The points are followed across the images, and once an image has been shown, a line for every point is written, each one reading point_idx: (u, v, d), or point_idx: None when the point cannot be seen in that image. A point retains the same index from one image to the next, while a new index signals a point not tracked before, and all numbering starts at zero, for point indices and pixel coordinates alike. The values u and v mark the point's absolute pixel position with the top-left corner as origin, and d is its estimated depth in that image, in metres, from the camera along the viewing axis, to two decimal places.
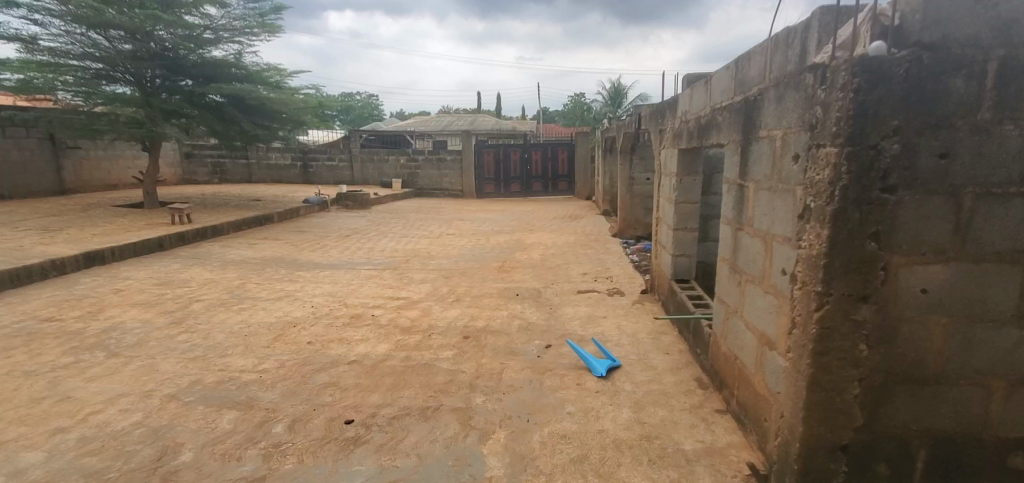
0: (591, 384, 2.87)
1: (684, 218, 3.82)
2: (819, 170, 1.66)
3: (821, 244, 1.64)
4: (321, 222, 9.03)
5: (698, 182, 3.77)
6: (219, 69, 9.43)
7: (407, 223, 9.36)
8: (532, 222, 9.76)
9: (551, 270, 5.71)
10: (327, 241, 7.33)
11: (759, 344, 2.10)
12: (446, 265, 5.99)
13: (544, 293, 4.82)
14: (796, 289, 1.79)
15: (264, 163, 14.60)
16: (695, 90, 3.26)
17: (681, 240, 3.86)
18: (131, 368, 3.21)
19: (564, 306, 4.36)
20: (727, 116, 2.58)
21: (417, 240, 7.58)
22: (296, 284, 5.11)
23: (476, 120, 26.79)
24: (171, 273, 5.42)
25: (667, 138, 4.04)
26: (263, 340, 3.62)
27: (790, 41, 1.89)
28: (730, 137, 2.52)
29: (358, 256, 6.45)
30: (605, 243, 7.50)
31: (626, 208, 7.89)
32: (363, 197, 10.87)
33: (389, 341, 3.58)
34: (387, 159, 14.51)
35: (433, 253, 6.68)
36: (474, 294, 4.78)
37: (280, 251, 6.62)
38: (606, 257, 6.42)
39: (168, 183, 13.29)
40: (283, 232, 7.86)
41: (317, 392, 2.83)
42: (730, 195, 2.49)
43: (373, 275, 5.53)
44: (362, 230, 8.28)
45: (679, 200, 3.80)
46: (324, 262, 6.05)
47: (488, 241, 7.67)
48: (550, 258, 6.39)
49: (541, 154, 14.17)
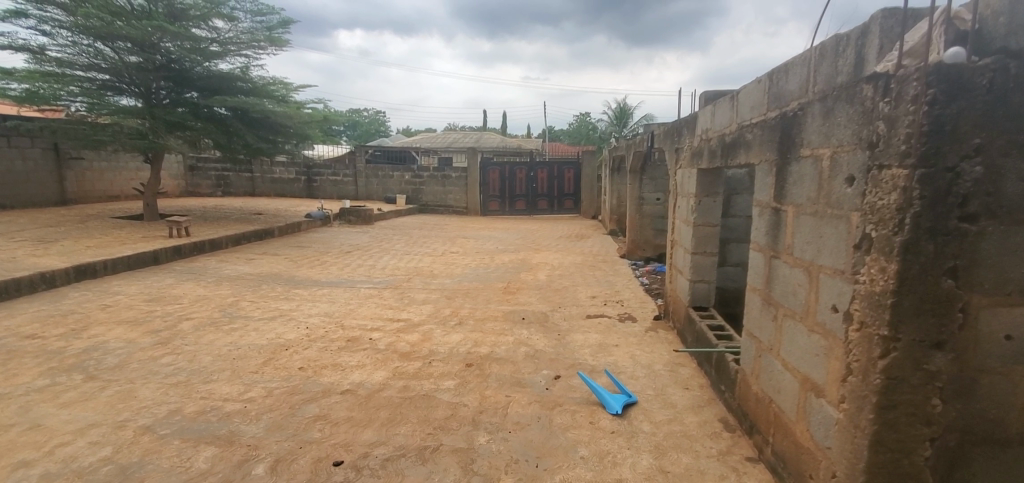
0: (606, 423, 2.61)
1: (702, 241, 3.58)
2: (883, 194, 1.44)
3: (885, 280, 1.42)
4: (323, 237, 8.84)
5: (718, 204, 3.54)
6: (224, 82, 9.36)
7: (410, 240, 9.16)
8: (537, 241, 9.53)
9: (559, 293, 5.47)
10: (326, 257, 7.12)
11: (801, 389, 1.86)
12: (449, 285, 5.76)
13: (552, 318, 4.56)
14: (852, 330, 1.56)
15: (267, 177, 14.49)
16: (717, 107, 3.06)
17: (699, 265, 3.62)
18: (107, 394, 2.97)
19: (573, 333, 4.11)
20: (757, 133, 2.38)
21: (419, 258, 7.36)
22: (292, 303, 4.88)
23: (482, 138, 26.78)
24: (163, 288, 5.21)
25: (684, 157, 3.83)
26: (252, 364, 3.38)
27: (841, 50, 1.69)
28: (762, 157, 2.31)
29: (358, 273, 6.22)
30: (613, 264, 7.27)
31: (635, 228, 7.67)
32: (366, 213, 10.70)
33: (386, 368, 3.34)
34: (392, 174, 14.41)
35: (436, 272, 6.47)
36: (478, 317, 4.54)
37: (278, 267, 6.40)
38: (615, 279, 6.18)
39: (170, 195, 13.19)
40: (282, 248, 7.66)
41: (305, 427, 2.58)
42: (763, 219, 2.27)
43: (373, 294, 5.30)
44: (363, 247, 8.08)
45: (697, 222, 3.57)
46: (322, 280, 5.83)
47: (492, 260, 7.44)
48: (557, 279, 6.16)
49: (547, 173, 14.03)
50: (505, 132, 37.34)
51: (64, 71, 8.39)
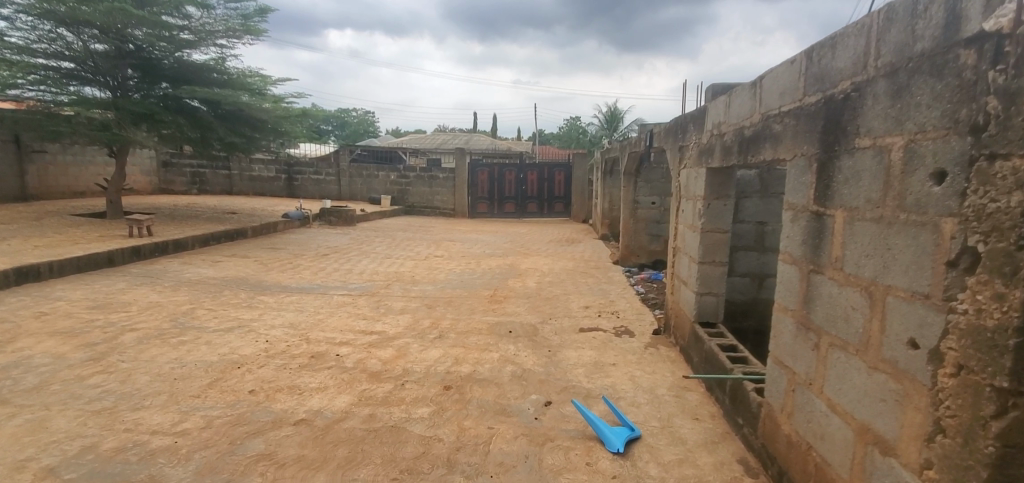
0: (607, 465, 2.21)
1: (711, 250, 3.20)
2: (1000, 195, 1.06)
3: (1003, 311, 1.03)
4: (300, 238, 8.36)
5: (729, 207, 3.15)
6: (199, 74, 8.88)
7: (393, 242, 8.71)
8: (527, 245, 9.12)
9: (548, 302, 5.07)
10: (301, 260, 6.65)
11: (859, 441, 1.48)
12: (430, 292, 5.33)
13: (542, 331, 4.15)
14: (946, 375, 1.18)
15: (246, 175, 13.89)
16: (732, 96, 2.69)
17: (707, 276, 3.23)
18: (15, 423, 2.49)
19: (565, 349, 3.71)
20: (790, 123, 2.00)
21: (401, 262, 6.91)
22: (255, 312, 4.41)
23: (471, 140, 26.40)
24: (111, 294, 4.70)
25: (690, 156, 3.46)
26: (195, 387, 2.92)
27: (923, 8, 1.31)
28: (796, 151, 1.93)
29: (332, 278, 5.76)
30: (606, 271, 6.89)
31: (628, 233, 7.34)
32: (348, 214, 10.23)
33: (352, 392, 2.90)
34: (376, 174, 13.93)
35: (417, 277, 6.04)
36: (460, 330, 4.11)
37: (245, 270, 5.91)
38: (609, 288, 5.79)
39: (141, 192, 12.57)
40: (254, 249, 7.17)
41: (244, 470, 2.14)
42: (798, 226, 1.89)
43: (347, 302, 4.85)
44: (342, 249, 7.61)
45: (705, 229, 3.18)
46: (293, 285, 5.35)
47: (479, 265, 7.02)
48: (547, 287, 5.76)
49: (537, 175, 13.66)
50: (496, 134, 36.93)
51: (23, 58, 7.78)
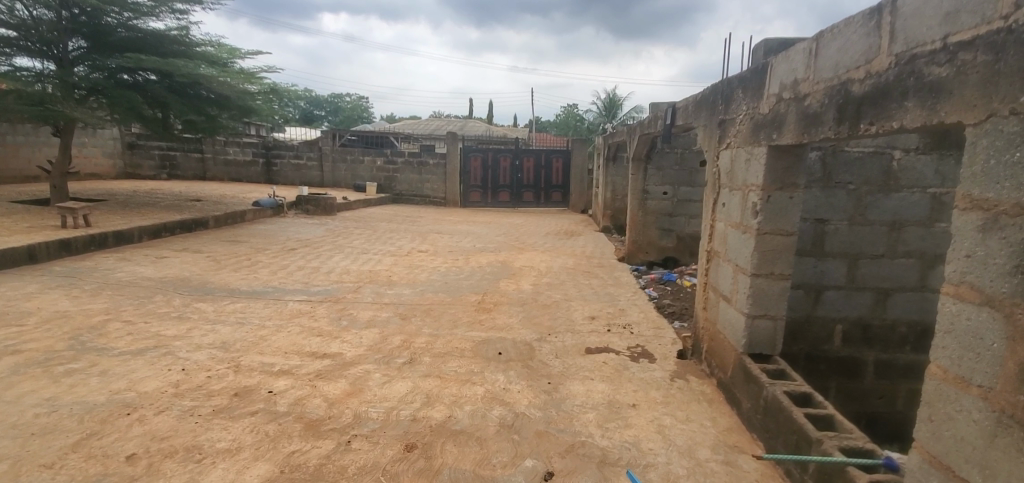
0: None
1: (768, 258, 2.37)
2: None
3: None
4: (268, 229, 7.49)
5: (797, 201, 2.32)
6: (155, 46, 7.88)
7: (373, 234, 7.86)
8: (522, 238, 8.28)
9: (547, 311, 4.25)
10: (262, 256, 5.79)
11: None
12: (407, 298, 4.49)
13: (539, 354, 3.32)
14: None
15: (220, 159, 12.89)
16: (824, 37, 1.85)
17: (761, 293, 2.40)
18: None
19: (570, 382, 2.88)
20: (977, 60, 1.19)
21: (378, 259, 6.07)
22: (185, 326, 3.56)
23: (466, 126, 25.43)
24: (11, 301, 3.82)
25: (738, 131, 2.60)
26: (50, 450, 2.06)
27: None
28: (996, 104, 1.12)
29: (293, 279, 4.90)
30: (611, 270, 6.07)
31: (636, 228, 6.52)
32: (326, 202, 9.36)
33: (274, 457, 2.06)
34: (362, 159, 13.00)
35: (395, 278, 5.20)
36: (436, 351, 3.28)
37: (191, 269, 5.04)
38: (618, 292, 4.97)
39: (104, 177, 11.60)
40: (211, 243, 6.29)
41: None
42: (1005, 241, 1.09)
43: (303, 310, 3.99)
44: (314, 243, 6.73)
45: (762, 230, 2.34)
46: (242, 289, 4.49)
47: (467, 262, 6.17)
48: (545, 290, 4.94)
49: (534, 161, 12.76)
50: (491, 120, 35.81)
51: None
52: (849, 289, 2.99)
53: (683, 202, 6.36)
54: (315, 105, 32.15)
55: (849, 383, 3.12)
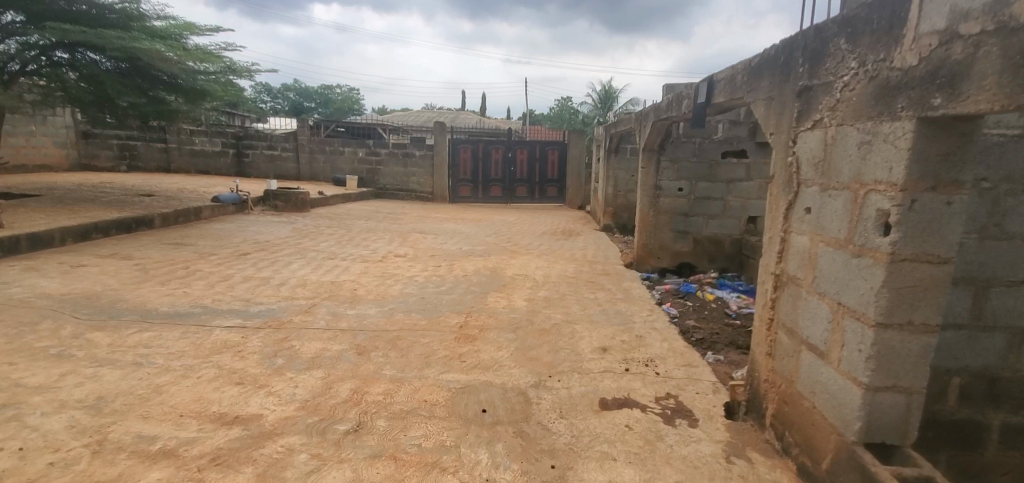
0: None
1: (905, 299, 1.49)
2: None
3: None
4: (224, 229, 6.55)
5: (959, 208, 1.44)
6: (92, 19, 6.82)
7: (346, 235, 6.92)
8: (514, 239, 7.38)
9: (547, 339, 3.36)
10: (206, 263, 4.86)
11: None
12: (372, 320, 3.60)
13: (538, 411, 2.43)
14: None
15: (186, 149, 11.85)
16: None
17: (889, 353, 1.53)
18: None
19: (583, 466, 1.99)
20: None
21: (345, 266, 5.15)
22: (60, 369, 2.63)
23: (456, 119, 24.40)
24: None
25: (847, 100, 1.71)
26: None
27: None
28: None
29: (232, 295, 3.96)
30: (620, 280, 5.19)
31: (646, 230, 5.68)
32: (298, 197, 8.41)
33: None
34: (342, 150, 12.02)
35: (361, 291, 4.29)
36: (394, 410, 2.36)
37: (107, 283, 4.08)
38: (631, 310, 4.10)
39: (55, 169, 10.57)
40: (149, 246, 5.33)
41: None
42: None
43: (231, 342, 3.07)
44: (272, 246, 5.78)
45: (898, 254, 1.47)
46: (160, 310, 3.54)
47: (450, 269, 5.26)
48: (544, 308, 4.06)
49: (528, 154, 11.87)
50: (485, 112, 34.73)
51: None
52: (973, 329, 2.13)
53: (702, 200, 5.50)
54: (303, 96, 30.97)
55: (960, 453, 2.30)
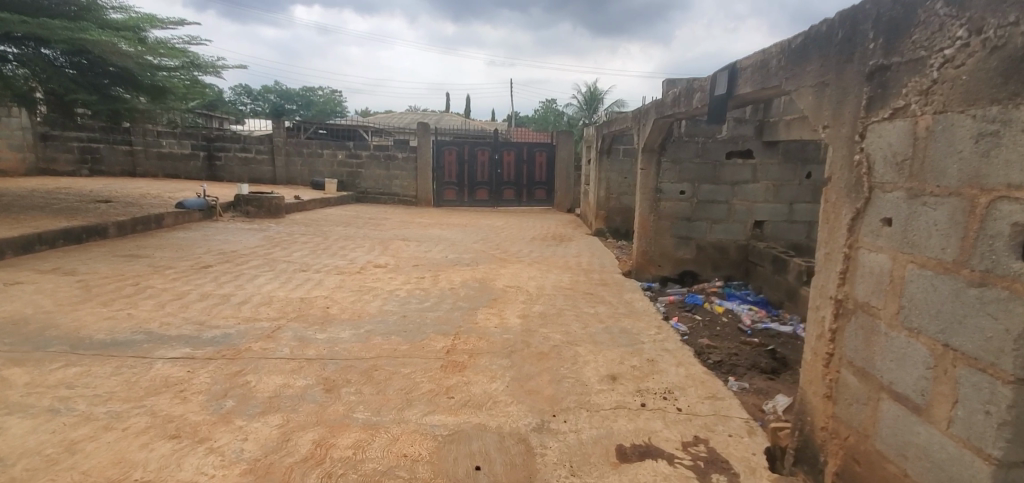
0: None
1: None
2: None
3: None
4: (188, 238, 6.00)
5: None
6: (38, 8, 6.19)
7: (322, 243, 6.42)
8: (504, 245, 6.93)
9: (547, 366, 2.93)
10: (161, 278, 4.33)
11: None
12: (345, 346, 3.12)
13: (543, 466, 1.99)
14: None
15: (152, 151, 11.24)
16: None
17: None
18: None
19: None
20: None
21: (318, 279, 4.65)
22: None
23: (441, 120, 23.89)
24: None
25: (952, 80, 1.31)
26: None
27: None
28: None
29: (184, 317, 3.45)
30: (620, 290, 4.78)
31: (646, 236, 5.29)
32: (271, 203, 7.87)
33: None
34: (321, 152, 11.46)
35: (335, 309, 3.81)
36: (365, 470, 1.91)
37: (40, 304, 3.54)
38: (636, 327, 3.69)
39: (9, 173, 9.83)
40: (98, 259, 4.79)
41: None
42: None
43: (174, 378, 2.58)
44: (238, 257, 5.27)
45: None
46: (96, 338, 3.03)
47: (435, 281, 4.81)
48: (540, 326, 3.63)
49: (515, 156, 11.45)
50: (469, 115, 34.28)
51: None
52: None
53: (705, 203, 5.13)
54: (283, 98, 30.15)
55: None
